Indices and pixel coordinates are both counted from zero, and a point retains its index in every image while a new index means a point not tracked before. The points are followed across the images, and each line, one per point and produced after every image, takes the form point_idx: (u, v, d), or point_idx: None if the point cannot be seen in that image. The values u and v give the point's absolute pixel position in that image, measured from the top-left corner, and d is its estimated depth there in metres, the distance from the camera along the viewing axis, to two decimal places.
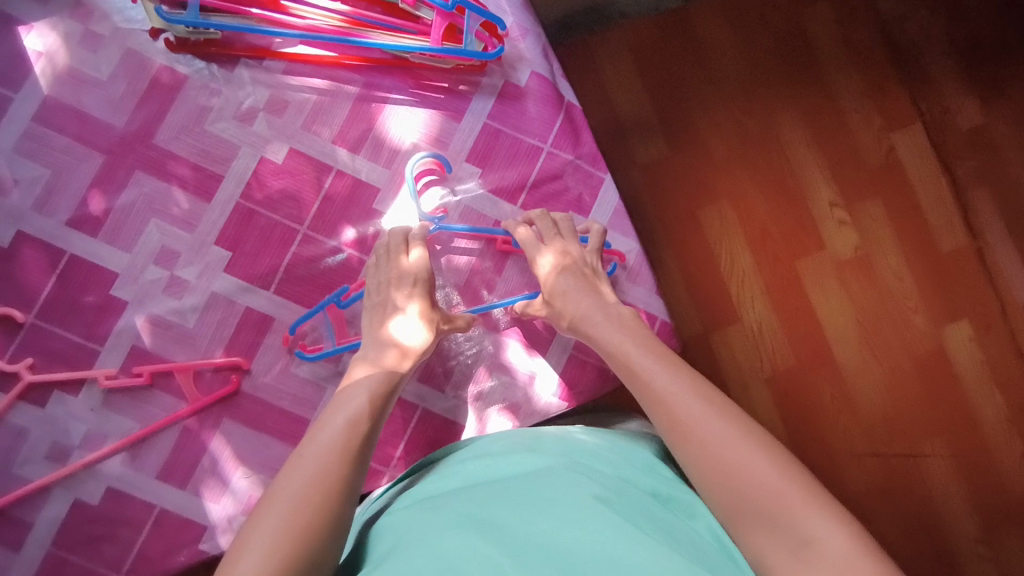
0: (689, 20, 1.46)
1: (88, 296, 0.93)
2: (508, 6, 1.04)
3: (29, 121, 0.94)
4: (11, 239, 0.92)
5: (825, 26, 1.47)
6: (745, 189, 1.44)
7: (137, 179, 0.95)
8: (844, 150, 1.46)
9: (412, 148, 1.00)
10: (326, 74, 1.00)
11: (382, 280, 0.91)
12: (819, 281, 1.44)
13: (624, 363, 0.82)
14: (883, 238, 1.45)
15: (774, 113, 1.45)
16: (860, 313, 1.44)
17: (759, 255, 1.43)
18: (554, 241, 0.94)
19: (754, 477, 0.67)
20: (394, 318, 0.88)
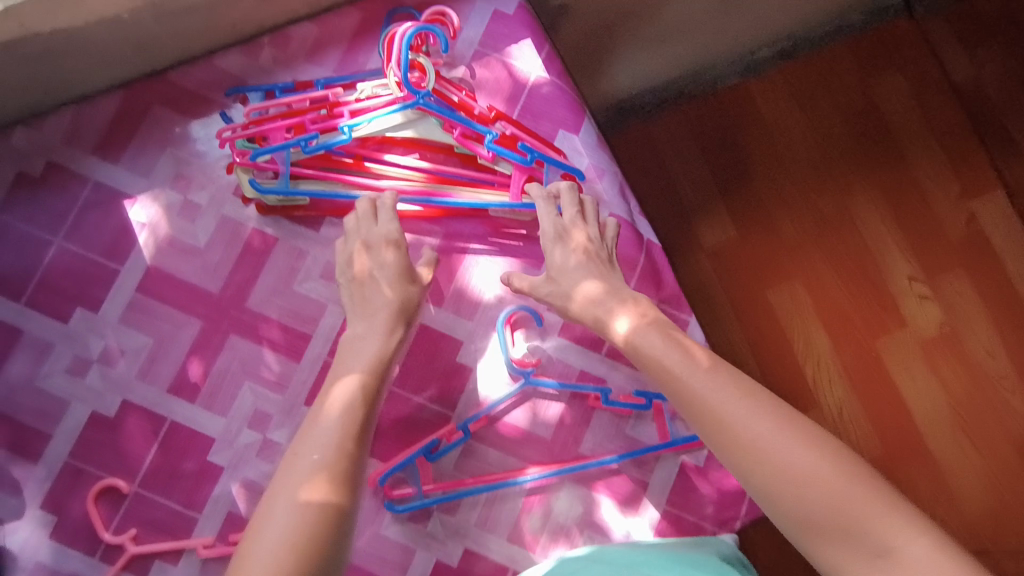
0: (751, 94, 1.42)
1: (187, 463, 0.95)
2: (583, 148, 1.04)
3: (134, 291, 0.98)
4: (117, 408, 0.96)
5: (895, 96, 1.43)
6: (818, 269, 1.38)
7: (231, 343, 0.98)
8: (922, 223, 1.40)
9: (494, 301, 1.00)
10: (407, 227, 1.00)
11: (364, 253, 0.90)
12: (904, 362, 1.37)
13: (672, 377, 0.73)
14: (970, 314, 1.39)
15: (847, 188, 1.41)
16: (952, 396, 1.36)
17: (838, 337, 1.37)
18: (574, 221, 0.91)
19: (812, 486, 0.64)
20: (373, 297, 0.88)
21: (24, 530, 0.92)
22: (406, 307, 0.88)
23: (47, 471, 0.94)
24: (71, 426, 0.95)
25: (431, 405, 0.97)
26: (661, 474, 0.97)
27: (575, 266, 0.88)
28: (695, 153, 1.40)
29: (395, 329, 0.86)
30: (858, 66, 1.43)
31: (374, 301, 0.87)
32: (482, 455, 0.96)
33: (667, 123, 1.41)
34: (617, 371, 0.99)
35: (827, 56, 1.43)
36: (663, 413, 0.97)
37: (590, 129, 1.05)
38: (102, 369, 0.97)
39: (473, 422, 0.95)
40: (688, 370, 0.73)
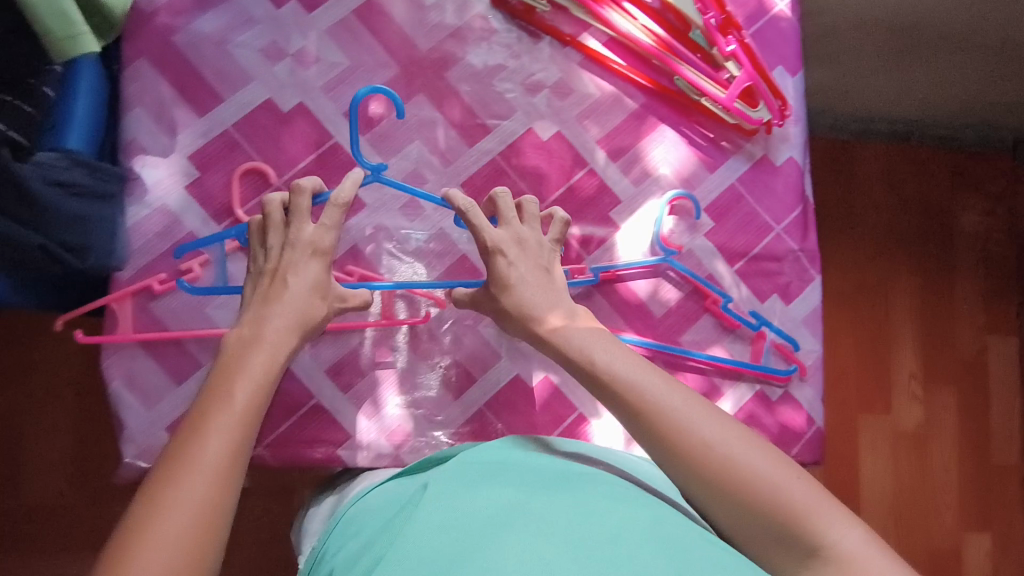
0: (851, 154, 1.56)
1: (335, 185, 0.96)
2: (792, 91, 1.07)
3: (351, 12, 0.98)
4: (292, 107, 0.96)
5: (968, 220, 1.61)
6: (842, 331, 1.54)
7: (418, 102, 0.99)
8: (940, 337, 1.59)
9: (662, 179, 1.05)
10: (616, 82, 1.04)
11: (286, 247, 0.82)
12: (873, 443, 1.54)
13: (681, 453, 0.68)
14: (943, 424, 1.58)
15: (893, 276, 1.57)
16: (899, 488, 1.55)
17: (833, 396, 1.53)
18: (513, 228, 0.87)
19: (748, 480, 0.66)
20: (282, 290, 0.80)
21: (162, 170, 0.92)
22: (307, 316, 0.80)
23: (206, 129, 0.93)
24: (244, 101, 0.94)
25: (569, 240, 1.01)
26: (738, 391, 1.03)
27: (540, 309, 0.84)
28: None
29: (295, 333, 0.78)
30: (953, 180, 1.60)
31: (280, 305, 0.78)
32: (595, 304, 1.02)
33: None
34: (740, 288, 1.04)
35: (927, 154, 1.60)
36: (763, 342, 1.02)
37: (803, 78, 1.08)
38: (293, 65, 0.96)
39: (604, 272, 1.00)
40: (664, 404, 0.71)
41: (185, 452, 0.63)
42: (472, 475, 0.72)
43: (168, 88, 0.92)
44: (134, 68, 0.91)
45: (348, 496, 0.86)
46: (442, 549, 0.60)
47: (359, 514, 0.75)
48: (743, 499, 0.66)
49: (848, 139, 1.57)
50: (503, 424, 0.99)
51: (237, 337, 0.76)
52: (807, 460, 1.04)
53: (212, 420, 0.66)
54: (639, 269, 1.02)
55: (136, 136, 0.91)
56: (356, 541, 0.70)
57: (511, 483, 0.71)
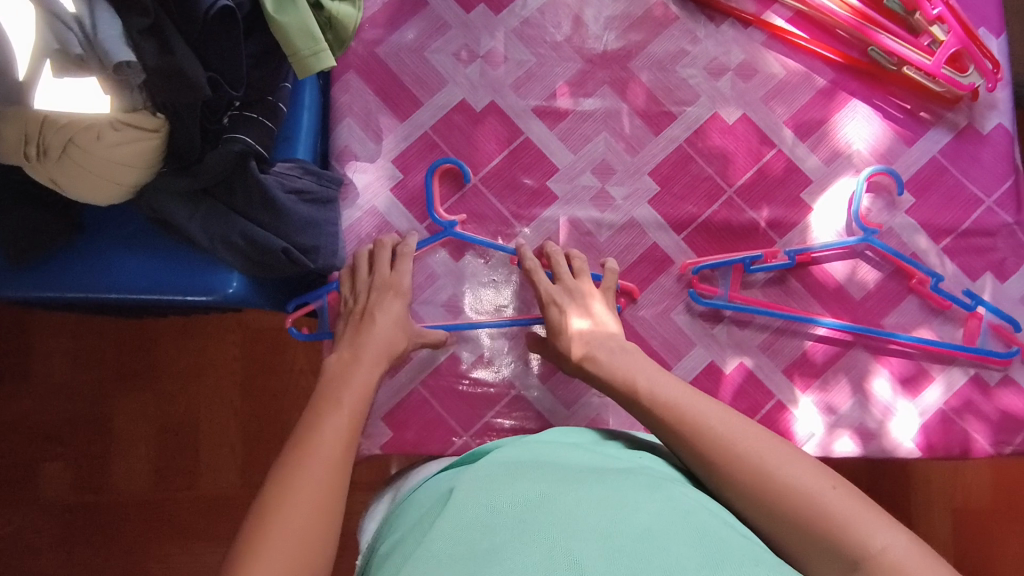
0: None
1: (527, 179, 0.99)
2: (998, 52, 1.01)
3: (536, 11, 1.01)
4: (485, 106, 1.00)
5: None
6: None
7: (603, 93, 1.01)
8: None
9: (856, 156, 1.00)
10: (803, 59, 1.02)
11: (373, 289, 0.91)
12: None
13: (718, 461, 0.68)
14: None
15: None
16: None
17: None
18: (568, 279, 0.92)
19: (788, 485, 0.64)
20: (369, 327, 0.88)
21: (369, 174, 0.98)
22: (391, 347, 0.88)
23: (407, 133, 0.99)
24: (441, 103, 0.99)
25: (761, 224, 0.99)
26: (949, 376, 0.96)
27: (595, 350, 0.87)
28: None
29: (380, 364, 0.86)
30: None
31: (370, 337, 0.87)
32: (789, 288, 0.98)
33: None
34: (948, 266, 0.98)
35: None
36: (979, 322, 0.96)
37: (1008, 38, 1.02)
38: (485, 66, 1.00)
39: (799, 255, 0.96)
40: (700, 416, 0.73)
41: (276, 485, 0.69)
42: (510, 469, 0.69)
43: (373, 96, 0.99)
44: (344, 81, 0.99)
45: (408, 486, 0.84)
46: (467, 534, 0.58)
47: (399, 514, 0.74)
48: (781, 506, 0.63)
49: None
50: None
51: (339, 359, 0.87)
52: None
53: (303, 473, 0.70)
54: (836, 250, 0.98)
55: (348, 143, 0.98)
56: (391, 536, 0.69)
57: (545, 477, 0.67)
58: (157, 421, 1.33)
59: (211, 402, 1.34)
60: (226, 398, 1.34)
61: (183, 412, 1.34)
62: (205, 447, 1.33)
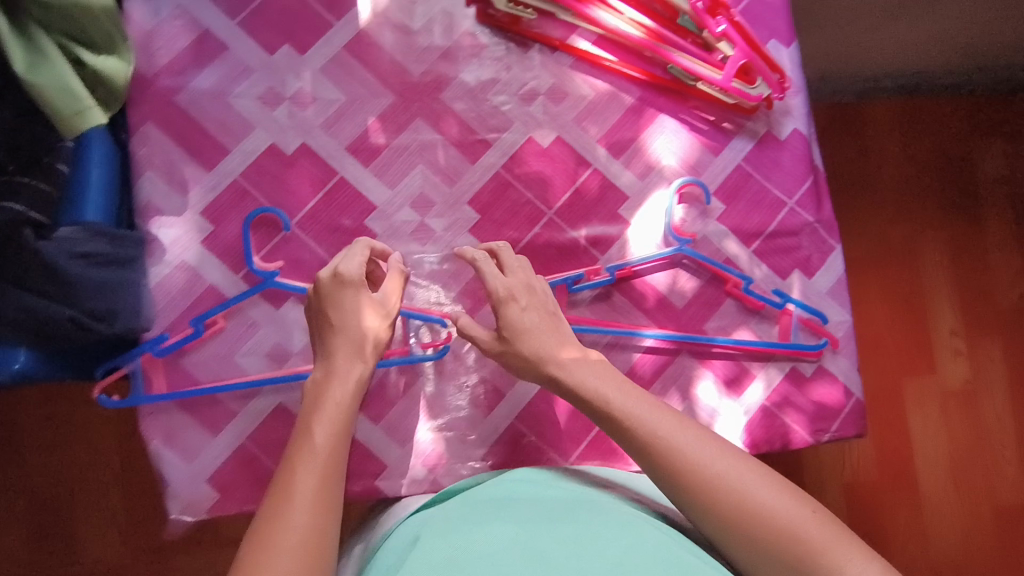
0: (860, 116, 1.76)
1: (346, 220, 0.98)
2: (789, 61, 1.07)
3: (341, 48, 1.00)
4: (295, 149, 0.98)
5: (989, 162, 1.77)
6: (870, 290, 1.71)
7: (416, 127, 1.01)
8: (977, 289, 1.74)
9: (668, 169, 1.04)
10: (610, 78, 1.05)
11: (322, 291, 0.83)
12: (922, 405, 1.69)
13: (701, 490, 0.70)
14: (992, 377, 1.71)
15: (919, 236, 1.73)
16: (953, 446, 1.67)
17: (871, 361, 1.68)
18: (518, 275, 0.88)
19: (769, 515, 0.67)
20: (343, 330, 0.81)
21: (177, 229, 0.94)
22: (363, 346, 0.80)
23: (215, 182, 0.96)
24: (248, 149, 0.97)
25: (582, 243, 1.01)
26: (769, 373, 1.02)
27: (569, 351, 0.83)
28: None
29: (357, 364, 0.79)
30: (967, 128, 1.76)
31: (339, 339, 0.80)
32: (615, 303, 1.01)
33: None
34: (759, 268, 1.03)
35: (939, 102, 1.77)
36: (790, 318, 1.01)
37: (799, 47, 1.08)
38: (292, 108, 0.99)
39: (619, 270, 0.99)
40: (679, 442, 0.72)
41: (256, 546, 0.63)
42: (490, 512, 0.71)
43: (174, 147, 0.95)
44: (141, 133, 0.95)
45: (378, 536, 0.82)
46: None
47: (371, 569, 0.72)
48: (765, 537, 0.67)
49: (854, 101, 1.76)
50: (536, 434, 0.99)
51: (313, 382, 0.78)
52: (849, 434, 1.01)
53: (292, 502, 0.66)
54: (654, 262, 1.01)
55: (151, 198, 0.94)
56: None
57: (522, 516, 0.70)
58: (20, 500, 1.24)
59: (80, 473, 1.24)
60: (101, 466, 1.25)
61: (47, 487, 1.24)
62: (79, 522, 1.24)
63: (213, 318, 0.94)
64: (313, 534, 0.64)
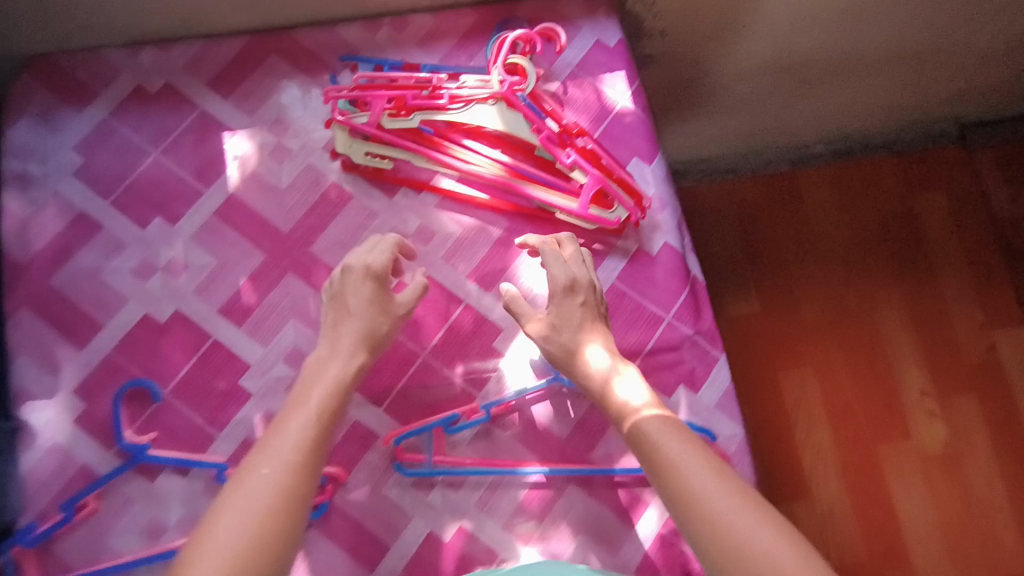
0: (796, 185, 1.81)
1: (220, 382, 0.99)
2: (652, 178, 1.10)
3: (211, 213, 1.04)
4: (168, 316, 1.00)
5: (935, 218, 1.79)
6: (828, 357, 1.69)
7: (287, 282, 1.03)
8: (943, 343, 1.71)
9: (541, 297, 1.04)
10: (478, 214, 1.06)
11: (360, 280, 0.96)
12: (902, 471, 1.63)
13: (701, 515, 0.74)
14: (974, 435, 1.65)
15: (872, 295, 1.74)
16: (943, 516, 1.60)
17: (838, 430, 1.65)
18: (581, 272, 0.97)
19: (759, 555, 0.70)
20: (354, 313, 0.95)
21: (50, 411, 0.95)
22: (372, 335, 0.95)
23: (88, 359, 0.97)
24: (120, 323, 0.99)
25: (457, 381, 1.01)
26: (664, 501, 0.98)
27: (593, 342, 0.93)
28: (733, 223, 1.79)
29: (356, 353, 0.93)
30: (906, 186, 1.81)
31: (352, 324, 0.94)
32: (496, 440, 1.00)
33: (714, 187, 1.81)
34: None
35: (876, 162, 1.83)
36: None
37: (662, 162, 1.11)
38: (164, 277, 1.01)
39: (495, 407, 0.99)
40: (691, 470, 0.77)
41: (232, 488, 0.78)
42: None
43: (48, 330, 0.98)
44: (17, 320, 0.98)
45: None
46: None
47: None
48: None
49: (790, 169, 1.83)
50: None
51: (317, 359, 0.93)
52: None
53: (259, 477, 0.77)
54: (531, 394, 1.00)
55: (25, 383, 0.96)
56: None
57: None
58: None
59: None
60: None
61: None
62: None
63: (84, 500, 0.93)
64: (281, 497, 0.76)
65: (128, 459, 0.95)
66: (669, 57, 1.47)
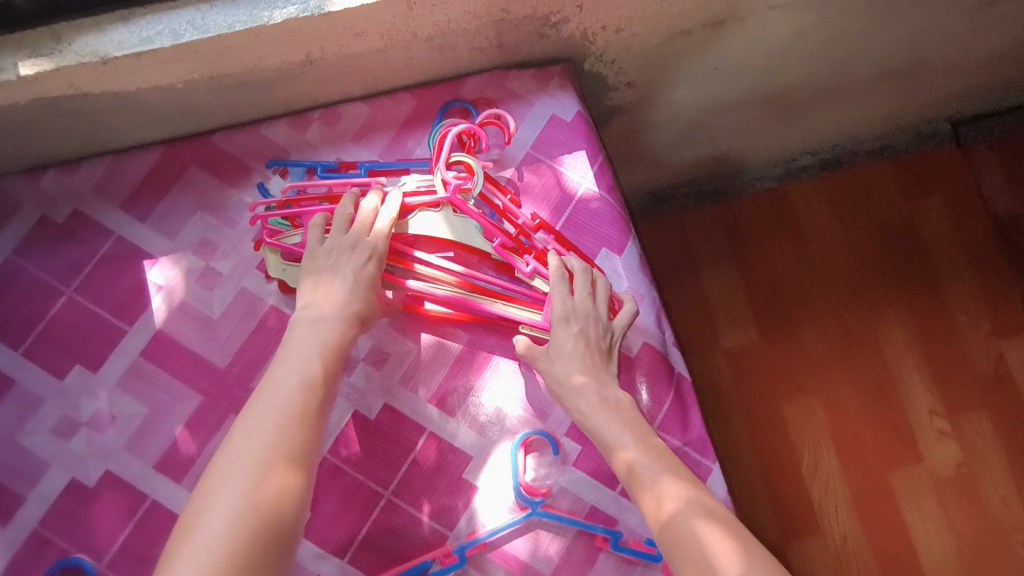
0: (790, 210, 1.62)
1: (161, 549, 0.89)
2: (624, 270, 0.99)
3: (138, 354, 0.94)
4: (97, 479, 0.90)
5: (935, 221, 1.62)
6: (835, 385, 1.54)
7: (228, 425, 0.93)
8: (952, 357, 1.56)
9: (510, 418, 0.94)
10: (433, 328, 0.96)
11: (338, 248, 0.86)
12: (917, 499, 1.49)
13: None
14: (989, 456, 1.51)
15: (873, 312, 1.58)
16: (963, 544, 1.47)
17: (846, 460, 1.51)
18: (585, 303, 0.87)
19: None
20: (330, 290, 0.85)
21: None
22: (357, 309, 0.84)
23: (13, 537, 0.88)
24: (45, 492, 0.90)
25: (426, 521, 0.91)
26: None
27: (599, 373, 0.84)
28: (724, 251, 1.60)
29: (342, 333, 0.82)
30: (901, 189, 1.63)
31: (328, 301, 0.84)
32: None
33: (700, 216, 1.62)
34: (631, 512, 0.92)
35: (868, 171, 1.65)
36: None
37: (634, 251, 1.00)
38: (90, 434, 0.91)
39: (470, 548, 0.89)
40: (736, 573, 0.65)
41: (214, 471, 0.69)
42: None
43: None
44: None
45: None
46: None
47: None
48: None
49: (778, 186, 1.64)
50: None
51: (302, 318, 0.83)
52: None
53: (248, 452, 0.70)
54: (508, 530, 0.91)
55: None
56: None
57: None
58: None
59: None
60: None
61: None
62: None
63: None
64: (272, 469, 0.69)
65: None
66: (640, 105, 1.29)
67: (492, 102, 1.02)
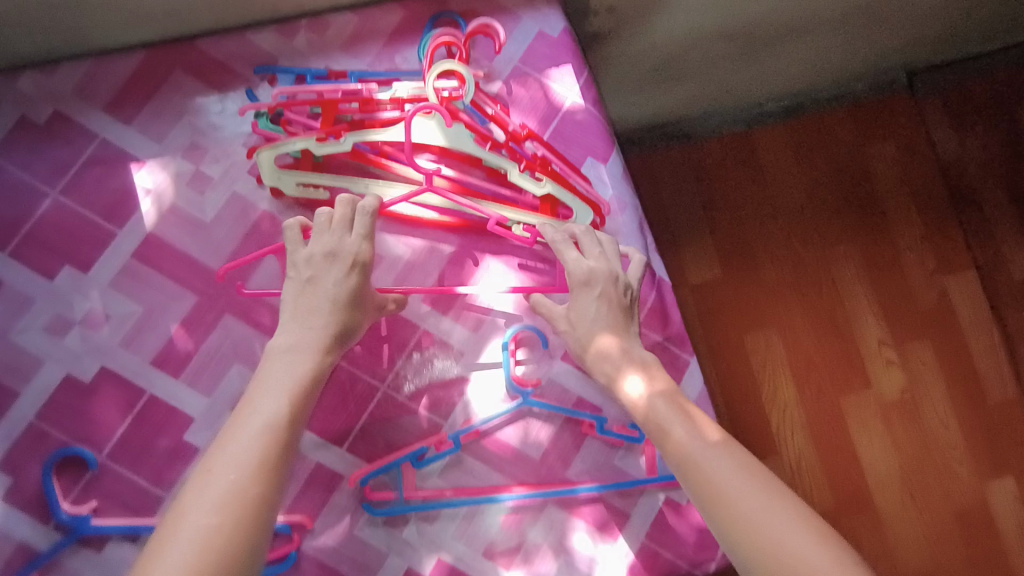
0: (752, 143, 1.62)
1: (163, 440, 0.92)
2: (609, 178, 1.04)
3: (130, 255, 0.95)
4: (94, 375, 0.92)
5: (887, 162, 1.65)
6: (793, 320, 1.57)
7: (225, 323, 0.95)
8: (899, 292, 1.61)
9: (501, 316, 0.99)
10: (427, 233, 1.00)
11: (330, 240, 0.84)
12: (864, 421, 1.55)
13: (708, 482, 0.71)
14: (929, 382, 1.58)
15: (830, 248, 1.61)
16: (904, 460, 1.54)
17: (802, 388, 1.55)
18: (601, 265, 0.88)
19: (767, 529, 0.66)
20: (333, 272, 0.83)
21: None
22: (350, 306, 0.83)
23: (9, 430, 0.89)
24: (40, 387, 0.90)
25: (421, 412, 0.96)
26: (643, 509, 0.97)
27: (620, 339, 0.86)
28: (689, 185, 1.58)
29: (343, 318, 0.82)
30: (858, 132, 1.65)
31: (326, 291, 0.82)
32: (468, 467, 0.96)
33: (668, 154, 1.59)
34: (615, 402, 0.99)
35: (829, 115, 1.65)
36: (654, 449, 0.97)
37: (617, 161, 1.05)
38: (84, 331, 0.92)
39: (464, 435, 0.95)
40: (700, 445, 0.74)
41: (252, 395, 0.74)
42: None
43: None
44: None
45: None
46: None
47: None
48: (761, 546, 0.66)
49: (744, 129, 1.63)
50: None
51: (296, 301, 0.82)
52: None
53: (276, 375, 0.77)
54: (500, 419, 0.96)
55: None
56: None
57: None
58: None
59: None
60: None
61: None
62: None
63: None
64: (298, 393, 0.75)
65: (68, 536, 0.87)
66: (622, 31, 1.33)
67: (479, 14, 1.04)
